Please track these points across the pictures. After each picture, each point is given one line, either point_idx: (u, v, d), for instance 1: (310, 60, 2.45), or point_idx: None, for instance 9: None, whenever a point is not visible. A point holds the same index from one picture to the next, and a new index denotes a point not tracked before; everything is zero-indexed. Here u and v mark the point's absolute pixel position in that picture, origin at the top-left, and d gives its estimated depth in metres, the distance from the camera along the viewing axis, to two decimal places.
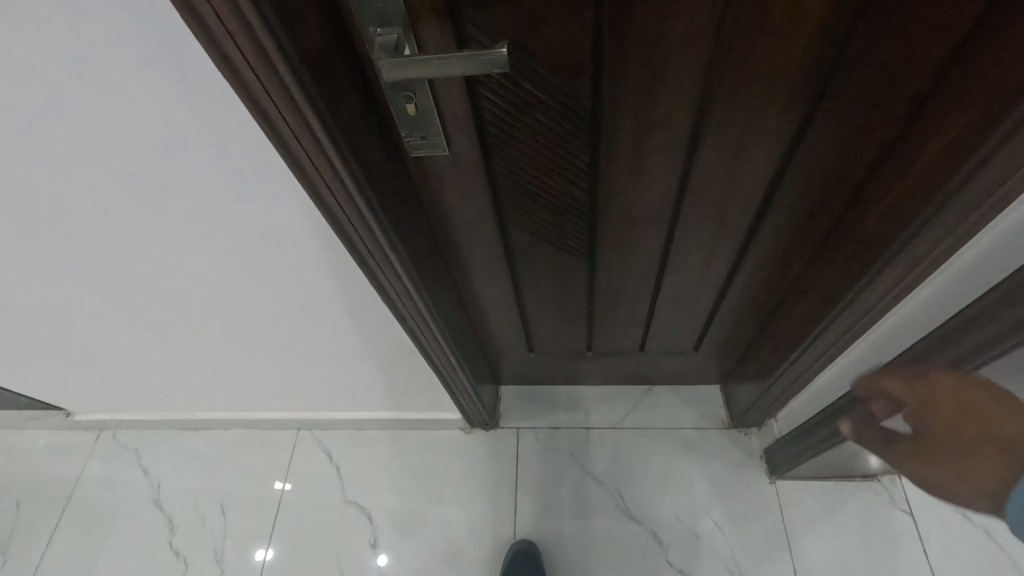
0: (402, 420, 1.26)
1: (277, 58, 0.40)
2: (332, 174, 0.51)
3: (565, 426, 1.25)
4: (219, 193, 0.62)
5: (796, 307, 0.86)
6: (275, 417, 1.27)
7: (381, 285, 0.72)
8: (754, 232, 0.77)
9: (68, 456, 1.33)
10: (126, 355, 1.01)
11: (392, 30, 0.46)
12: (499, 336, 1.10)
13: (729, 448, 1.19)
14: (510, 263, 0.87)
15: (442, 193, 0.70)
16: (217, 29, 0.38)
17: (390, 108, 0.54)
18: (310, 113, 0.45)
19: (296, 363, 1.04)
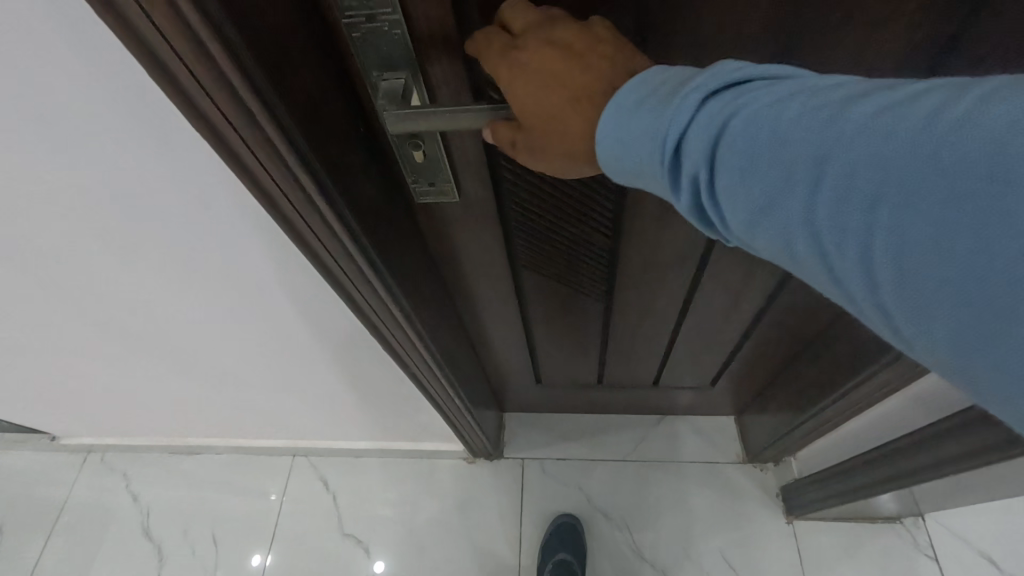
0: (402, 448, 1.20)
1: (265, 122, 0.34)
2: (329, 233, 0.46)
3: (572, 458, 1.19)
4: (201, 240, 0.56)
5: (827, 351, 0.80)
6: (269, 443, 1.22)
7: (381, 332, 0.67)
8: (784, 277, 0.71)
9: (54, 479, 1.28)
10: (110, 386, 0.95)
11: (398, 74, 0.40)
12: (506, 366, 1.05)
13: (742, 484, 1.14)
14: (521, 300, 0.82)
15: (450, 235, 0.65)
16: (193, 92, 0.32)
17: (394, 154, 0.49)
18: (302, 176, 0.39)
19: (290, 395, 0.98)
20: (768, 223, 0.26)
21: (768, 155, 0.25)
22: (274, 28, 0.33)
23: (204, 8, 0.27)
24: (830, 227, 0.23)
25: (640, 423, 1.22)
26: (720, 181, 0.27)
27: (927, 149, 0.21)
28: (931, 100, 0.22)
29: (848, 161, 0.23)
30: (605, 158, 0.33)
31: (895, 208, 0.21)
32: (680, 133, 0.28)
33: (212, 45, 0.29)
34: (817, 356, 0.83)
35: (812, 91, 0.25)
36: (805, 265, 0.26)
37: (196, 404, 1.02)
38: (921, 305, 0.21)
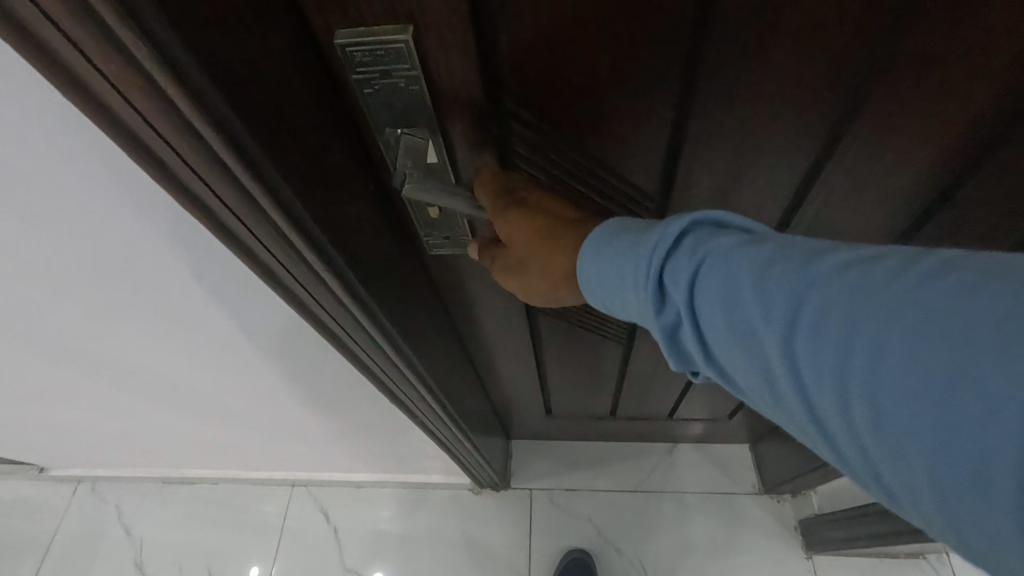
0: (405, 479, 1.16)
1: (265, 203, 0.30)
2: (339, 307, 0.41)
3: (582, 488, 1.16)
4: (191, 301, 0.52)
5: None
6: (267, 473, 1.17)
7: (391, 390, 0.62)
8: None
9: (44, 511, 1.23)
10: (97, 428, 0.90)
11: (420, 131, 0.37)
12: (516, 398, 1.01)
13: (759, 517, 1.10)
14: (535, 339, 0.78)
15: (464, 281, 0.61)
16: (178, 167, 0.27)
17: (407, 210, 0.45)
18: (310, 255, 0.34)
19: (289, 437, 0.94)
20: (749, 363, 0.24)
21: (742, 293, 0.25)
22: (280, 102, 0.28)
23: (198, 95, 0.23)
24: (811, 376, 0.22)
25: (652, 452, 1.19)
26: (701, 316, 0.26)
27: (897, 308, 0.20)
28: (902, 258, 0.21)
29: (820, 311, 0.22)
30: (583, 282, 0.33)
31: (871, 365, 0.20)
32: (659, 263, 0.28)
33: (209, 133, 0.25)
34: None
35: (784, 239, 0.25)
36: (786, 411, 0.24)
37: (190, 442, 0.98)
38: (910, 472, 0.19)
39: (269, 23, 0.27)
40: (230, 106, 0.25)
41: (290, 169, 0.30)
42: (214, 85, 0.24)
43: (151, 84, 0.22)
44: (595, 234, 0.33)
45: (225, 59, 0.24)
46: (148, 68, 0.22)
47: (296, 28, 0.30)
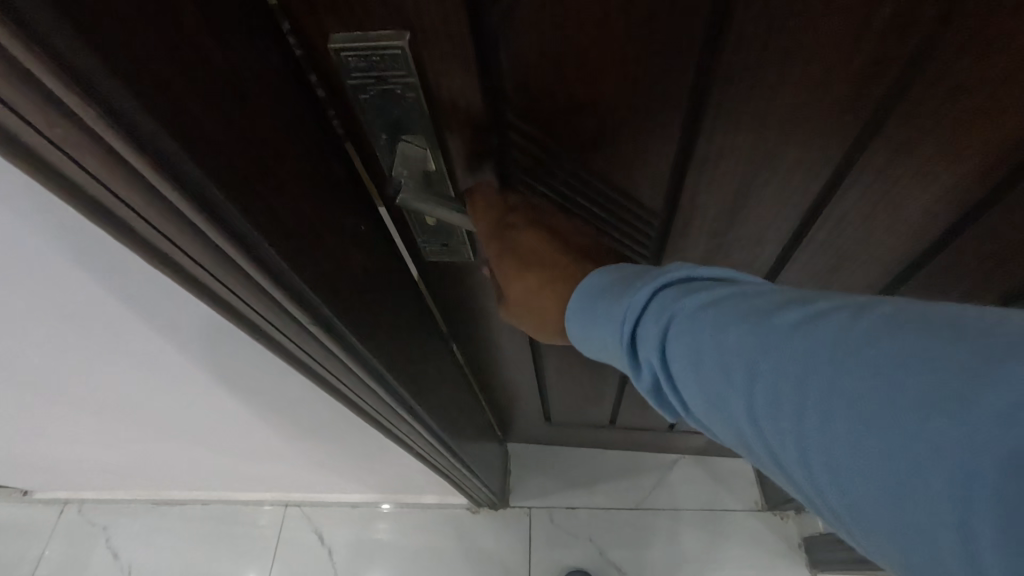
0: (402, 498, 1.13)
1: (240, 257, 0.28)
2: (328, 354, 0.39)
3: (584, 506, 1.13)
4: (172, 355, 0.49)
5: None
6: (259, 493, 1.14)
7: (388, 432, 0.60)
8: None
9: (29, 534, 1.19)
10: (80, 459, 0.87)
11: (418, 138, 0.35)
12: (516, 406, 0.99)
13: (763, 534, 1.09)
14: (535, 350, 0.77)
15: (463, 294, 0.59)
16: (137, 228, 0.25)
17: (404, 218, 0.44)
18: (294, 308, 0.33)
19: (281, 467, 0.91)
20: (724, 423, 0.25)
21: (704, 356, 0.26)
22: (245, 139, 0.26)
23: (144, 141, 0.21)
24: (772, 442, 0.23)
25: (653, 468, 1.17)
26: (675, 376, 0.27)
27: (837, 374, 0.21)
28: (848, 316, 0.22)
29: (770, 377, 0.23)
30: (579, 335, 0.35)
31: (816, 431, 0.21)
32: (636, 324, 0.30)
33: (160, 181, 0.23)
34: None
35: (743, 295, 0.26)
36: (767, 470, 0.25)
37: (178, 470, 0.95)
38: (870, 534, 0.20)
39: (223, 53, 0.25)
40: (184, 151, 0.22)
41: (257, 212, 0.27)
42: (172, 138, 0.22)
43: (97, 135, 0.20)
44: (583, 292, 0.35)
45: (176, 97, 0.22)
46: (84, 114, 0.19)
47: (256, 57, 0.28)
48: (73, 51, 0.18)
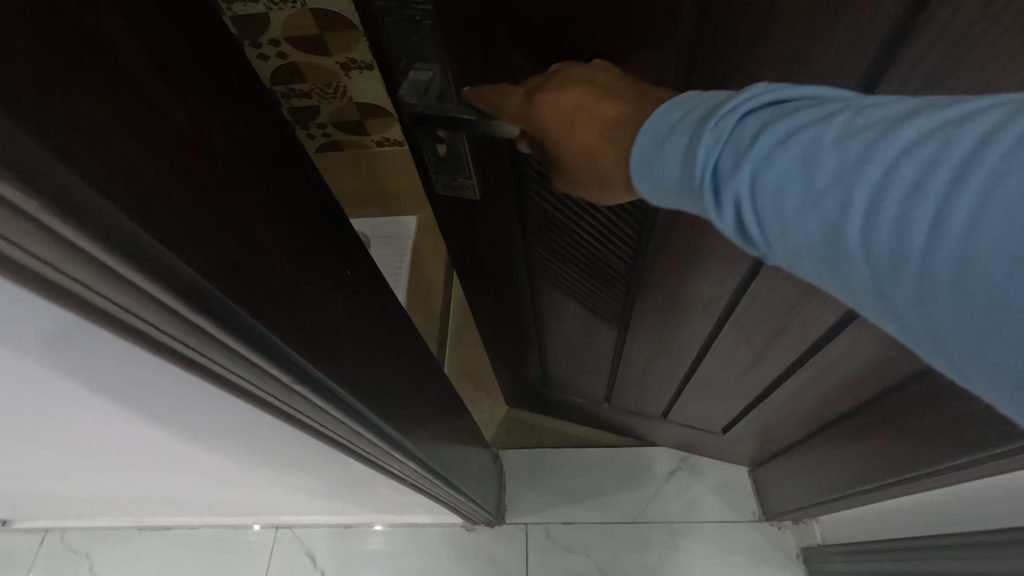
0: (397, 517, 1.12)
1: (204, 322, 0.26)
2: (312, 404, 0.38)
3: (579, 521, 1.13)
4: (145, 427, 0.46)
5: (859, 424, 0.75)
6: (250, 517, 1.11)
7: (379, 468, 0.58)
8: (814, 351, 0.68)
9: (8, 565, 1.15)
10: (59, 496, 0.84)
11: (429, 67, 0.42)
12: (518, 369, 1.07)
13: (760, 545, 1.08)
14: (536, 307, 0.85)
15: (473, 241, 0.68)
16: (97, 304, 0.23)
17: (418, 152, 0.52)
18: (266, 363, 0.31)
19: (272, 495, 0.89)
20: (823, 250, 0.25)
21: (812, 180, 0.24)
22: (204, 204, 0.26)
23: (101, 230, 0.20)
24: (892, 260, 0.22)
25: (649, 478, 1.17)
26: (765, 209, 0.26)
27: (991, 185, 0.20)
28: (970, 127, 0.21)
29: (878, 197, 0.23)
30: (641, 193, 0.34)
31: (929, 249, 0.21)
32: (709, 166, 0.28)
33: (122, 267, 0.22)
34: (846, 430, 0.78)
35: (853, 110, 0.24)
36: (857, 291, 0.25)
37: (162, 502, 0.92)
38: (947, 336, 0.22)
39: (176, 121, 0.24)
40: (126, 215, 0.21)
41: (224, 276, 0.27)
42: (110, 202, 0.20)
43: (23, 219, 0.18)
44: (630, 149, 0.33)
45: (129, 177, 0.21)
46: (27, 209, 0.18)
47: (214, 117, 0.27)
48: (26, 158, 0.17)
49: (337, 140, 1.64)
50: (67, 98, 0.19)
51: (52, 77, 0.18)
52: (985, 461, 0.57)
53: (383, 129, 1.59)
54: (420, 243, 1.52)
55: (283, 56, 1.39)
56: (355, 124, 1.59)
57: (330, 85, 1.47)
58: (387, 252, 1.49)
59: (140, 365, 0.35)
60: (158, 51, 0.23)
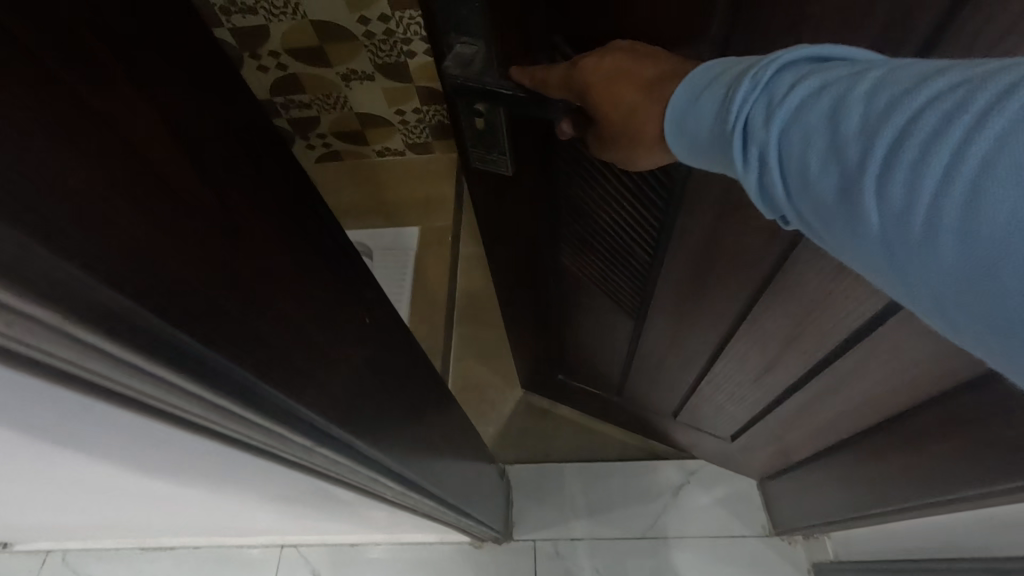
0: (404, 536, 1.11)
1: (208, 390, 0.25)
2: (321, 451, 0.37)
3: (586, 537, 1.13)
4: (148, 480, 0.44)
5: (871, 442, 0.75)
6: (254, 539, 1.10)
7: (393, 497, 0.59)
8: (833, 357, 0.69)
9: None
10: (59, 527, 0.82)
11: (477, 40, 0.43)
12: (533, 356, 1.11)
13: (769, 559, 1.08)
14: (560, 290, 0.89)
15: (503, 223, 0.72)
16: (97, 381, 0.22)
17: (461, 131, 0.54)
18: (273, 421, 0.30)
19: (278, 522, 0.87)
20: (831, 192, 0.27)
21: (833, 126, 0.27)
22: (208, 267, 0.24)
23: (99, 311, 0.19)
24: (891, 201, 0.25)
25: (656, 491, 1.17)
26: (787, 152, 0.29)
27: (994, 132, 0.22)
28: (993, 81, 0.23)
29: (896, 144, 0.25)
30: (678, 151, 0.39)
31: (934, 191, 0.23)
32: (744, 117, 0.32)
33: (117, 346, 0.20)
34: (858, 445, 0.79)
35: (890, 67, 0.27)
36: (859, 236, 0.27)
37: (165, 530, 0.90)
38: (940, 284, 0.24)
39: (180, 180, 0.23)
40: (126, 294, 0.20)
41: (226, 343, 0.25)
42: (109, 285, 0.19)
43: (13, 312, 0.17)
44: (676, 107, 0.37)
45: (125, 250, 0.20)
46: (19, 303, 0.17)
47: (222, 171, 0.26)
48: (14, 254, 0.16)
49: (338, 150, 1.64)
50: (53, 173, 0.17)
51: (43, 160, 0.17)
52: (1013, 496, 0.56)
53: (384, 139, 1.59)
54: (423, 252, 1.51)
55: (283, 67, 1.38)
56: (355, 133, 1.58)
57: (330, 96, 1.46)
58: (390, 265, 1.49)
59: (140, 432, 0.33)
60: (161, 109, 0.22)
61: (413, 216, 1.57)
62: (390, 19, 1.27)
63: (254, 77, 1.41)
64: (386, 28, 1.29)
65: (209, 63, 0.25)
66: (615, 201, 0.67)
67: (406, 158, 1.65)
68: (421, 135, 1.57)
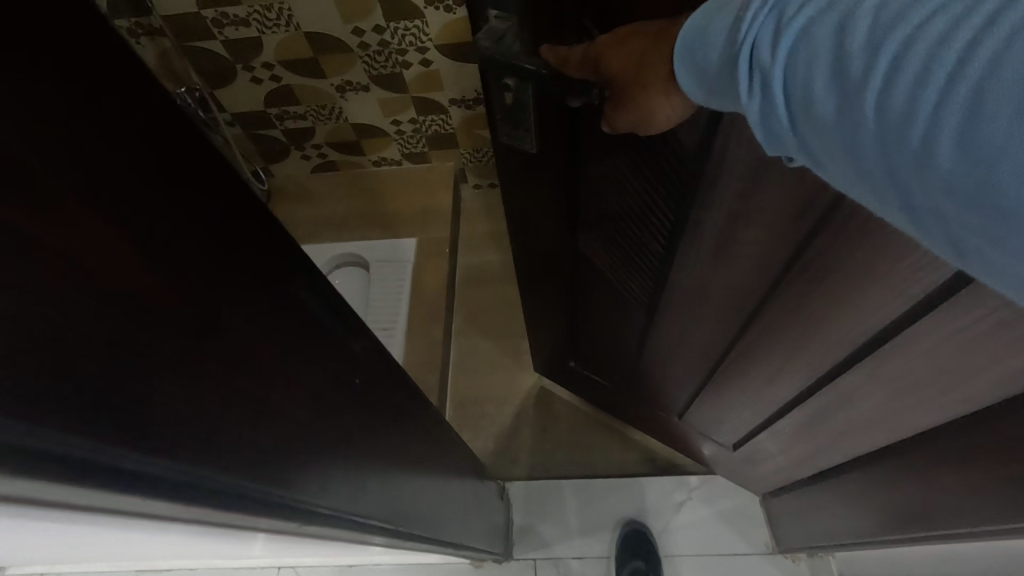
0: (405, 559, 1.10)
1: (150, 496, 0.23)
2: (309, 524, 0.35)
3: (583, 554, 1.16)
4: (131, 539, 0.43)
5: (871, 466, 0.76)
6: (250, 564, 1.08)
7: (398, 541, 0.59)
8: (835, 375, 0.69)
9: None
10: (48, 563, 0.80)
11: (507, 15, 0.53)
12: (545, 338, 1.17)
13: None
14: (575, 277, 0.95)
15: (527, 193, 0.81)
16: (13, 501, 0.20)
17: (493, 100, 0.63)
18: (242, 508, 0.28)
19: (274, 551, 0.86)
20: (837, 107, 0.28)
21: (841, 39, 0.27)
22: (134, 363, 0.22)
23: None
24: (894, 111, 0.25)
25: (657, 509, 1.19)
26: (793, 70, 0.29)
27: (1000, 34, 0.22)
28: None
29: (903, 52, 0.25)
30: (683, 77, 0.41)
31: (937, 98, 0.23)
32: (750, 43, 0.32)
33: (30, 480, 0.19)
34: (858, 468, 0.79)
35: None
36: (862, 150, 0.27)
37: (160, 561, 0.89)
38: (937, 191, 0.25)
39: (105, 273, 0.21)
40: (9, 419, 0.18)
41: (154, 446, 0.23)
42: None
43: None
44: (692, 41, 0.37)
45: (20, 367, 0.18)
46: None
47: (164, 253, 0.24)
48: None
49: (333, 160, 1.62)
50: None
51: None
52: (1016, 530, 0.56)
53: (379, 149, 1.58)
54: (420, 264, 1.49)
55: (277, 79, 1.37)
56: (350, 144, 1.56)
57: (325, 107, 1.45)
58: (387, 276, 1.47)
59: (114, 521, 0.31)
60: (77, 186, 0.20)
61: (410, 227, 1.55)
62: (384, 29, 1.25)
63: (247, 89, 1.39)
64: (381, 40, 1.28)
65: (157, 127, 0.23)
66: (632, 186, 0.73)
67: (402, 168, 1.64)
68: (417, 145, 1.56)
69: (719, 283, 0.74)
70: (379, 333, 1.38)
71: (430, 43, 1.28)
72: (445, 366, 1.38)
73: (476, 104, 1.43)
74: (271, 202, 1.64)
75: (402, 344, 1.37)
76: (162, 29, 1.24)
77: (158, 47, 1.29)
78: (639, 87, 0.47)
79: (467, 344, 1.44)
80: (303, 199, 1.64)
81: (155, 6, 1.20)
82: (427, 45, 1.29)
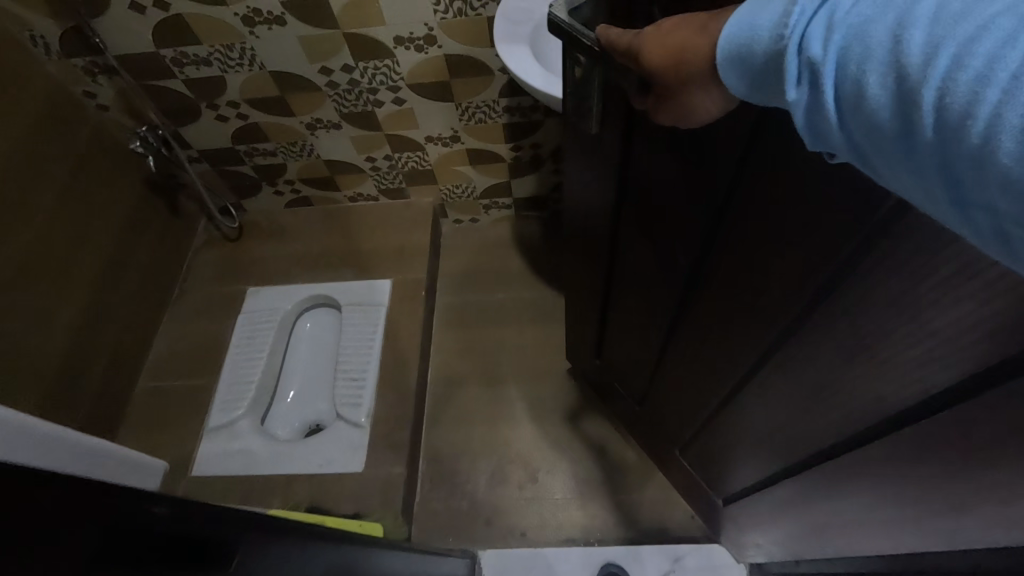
0: None
1: None
2: None
3: None
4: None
5: (865, 560, 0.71)
6: None
7: None
8: (838, 449, 0.65)
9: None
10: None
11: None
12: (581, 330, 1.19)
13: None
14: (608, 271, 0.97)
15: (581, 169, 0.86)
16: None
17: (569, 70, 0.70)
18: None
19: None
20: (892, 104, 0.25)
21: (901, 31, 0.25)
22: None
23: None
24: (955, 107, 0.22)
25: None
26: (843, 64, 0.27)
27: None
28: None
29: (969, 47, 0.22)
30: (724, 67, 0.36)
31: (1004, 95, 0.21)
32: (798, 36, 0.29)
33: None
34: (852, 560, 0.74)
35: None
36: (917, 149, 0.25)
37: None
38: (994, 190, 0.22)
39: None
40: None
41: None
42: None
43: None
44: (731, 32, 0.34)
45: None
46: None
47: None
48: None
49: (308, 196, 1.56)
50: None
51: None
52: None
53: (355, 185, 1.52)
54: (396, 309, 1.43)
55: (244, 117, 1.31)
56: (325, 180, 1.50)
57: (296, 144, 1.38)
58: (359, 321, 1.40)
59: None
60: None
61: (388, 268, 1.49)
62: (354, 70, 1.19)
63: (211, 126, 1.33)
64: (351, 79, 1.21)
65: None
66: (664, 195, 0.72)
67: (378, 204, 1.58)
68: (394, 181, 1.50)
69: (735, 313, 0.72)
70: (348, 385, 1.32)
71: (402, 83, 1.22)
72: (419, 418, 1.32)
73: (454, 142, 1.37)
74: (243, 238, 1.58)
75: (372, 398, 1.30)
76: (116, 67, 1.20)
77: (116, 86, 1.26)
78: (681, 76, 0.43)
79: (446, 392, 1.38)
80: (276, 235, 1.58)
81: (108, 47, 1.16)
82: (400, 85, 1.22)
